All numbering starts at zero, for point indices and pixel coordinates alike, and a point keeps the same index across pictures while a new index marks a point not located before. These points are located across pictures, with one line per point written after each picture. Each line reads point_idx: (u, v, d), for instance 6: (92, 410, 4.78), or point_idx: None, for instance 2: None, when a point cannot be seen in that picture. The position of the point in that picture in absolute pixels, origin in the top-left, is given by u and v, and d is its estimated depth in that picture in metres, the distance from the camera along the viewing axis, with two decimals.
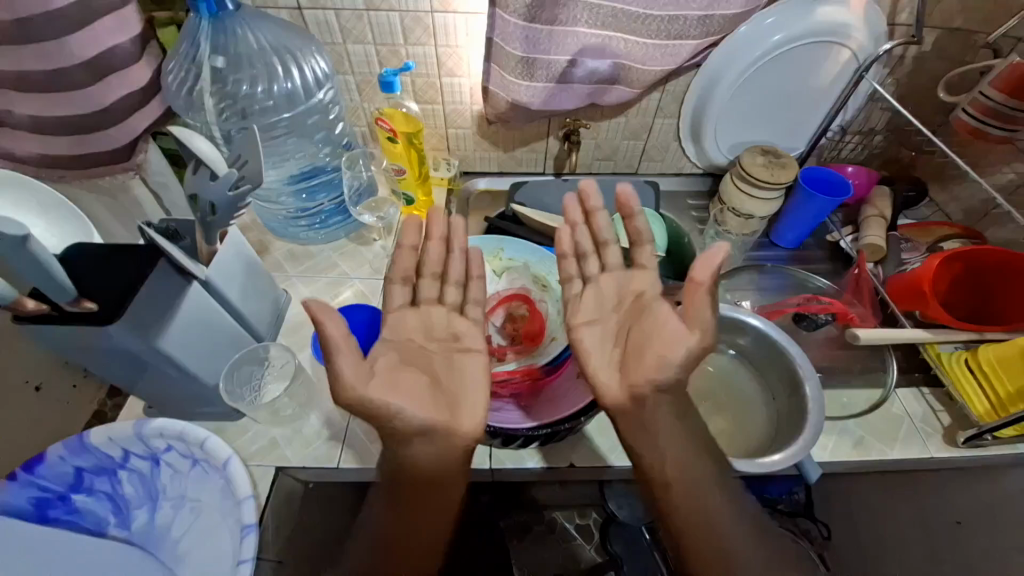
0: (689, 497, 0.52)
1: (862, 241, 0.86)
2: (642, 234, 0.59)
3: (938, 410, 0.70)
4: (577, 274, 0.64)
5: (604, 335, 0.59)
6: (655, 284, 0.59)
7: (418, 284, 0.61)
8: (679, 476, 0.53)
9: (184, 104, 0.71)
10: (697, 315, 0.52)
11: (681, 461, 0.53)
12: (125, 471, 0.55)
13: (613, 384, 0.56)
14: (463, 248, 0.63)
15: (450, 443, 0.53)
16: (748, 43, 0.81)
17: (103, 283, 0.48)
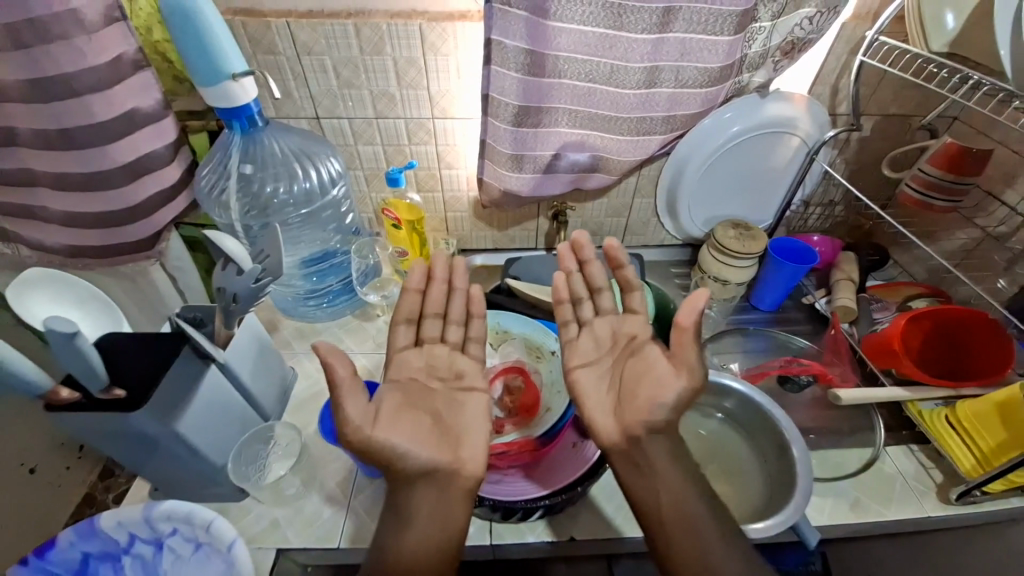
0: (689, 549, 0.51)
1: (835, 303, 0.92)
2: (631, 282, 0.64)
3: (929, 467, 0.72)
4: (573, 318, 0.69)
5: (600, 376, 0.64)
6: (645, 327, 0.63)
7: (421, 323, 0.65)
8: (677, 526, 0.53)
9: (212, 203, 0.78)
10: (685, 356, 0.55)
11: (690, 529, 0.53)
12: (128, 557, 0.56)
13: (609, 424, 0.60)
14: (463, 286, 0.67)
15: (452, 492, 0.54)
16: (709, 135, 0.92)
17: (132, 371, 0.52)
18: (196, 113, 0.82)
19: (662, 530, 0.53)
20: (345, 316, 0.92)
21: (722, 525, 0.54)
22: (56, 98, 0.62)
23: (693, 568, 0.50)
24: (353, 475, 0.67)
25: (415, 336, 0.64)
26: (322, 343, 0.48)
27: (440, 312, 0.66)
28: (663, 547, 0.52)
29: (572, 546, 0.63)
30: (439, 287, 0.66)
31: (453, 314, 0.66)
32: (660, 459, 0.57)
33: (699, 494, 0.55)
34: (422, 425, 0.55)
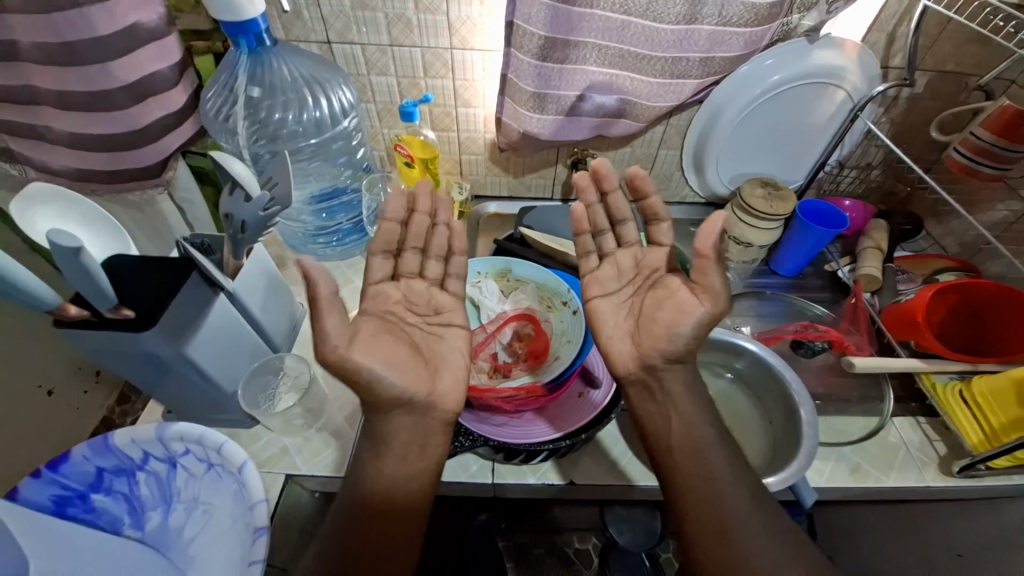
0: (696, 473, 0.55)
1: (859, 271, 0.88)
2: (658, 213, 0.59)
3: (934, 439, 0.72)
4: (595, 249, 0.66)
5: (618, 307, 0.63)
6: (669, 257, 0.61)
7: (400, 257, 0.62)
8: (684, 455, 0.56)
9: (219, 128, 0.75)
10: (708, 284, 0.54)
11: (690, 478, 0.55)
12: (142, 472, 0.57)
13: (625, 350, 0.60)
14: (448, 223, 0.65)
15: (429, 421, 0.56)
16: (748, 82, 0.86)
17: (140, 292, 0.51)
18: (201, 32, 0.76)
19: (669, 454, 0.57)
20: (355, 255, 0.90)
21: (726, 479, 0.54)
22: (56, 8, 0.57)
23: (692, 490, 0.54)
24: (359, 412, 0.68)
25: (392, 269, 0.61)
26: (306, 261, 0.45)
27: (418, 254, 0.63)
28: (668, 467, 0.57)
29: (572, 489, 0.65)
30: (421, 220, 0.63)
31: (434, 249, 0.64)
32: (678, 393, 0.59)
33: (702, 448, 0.56)
34: (398, 353, 0.54)
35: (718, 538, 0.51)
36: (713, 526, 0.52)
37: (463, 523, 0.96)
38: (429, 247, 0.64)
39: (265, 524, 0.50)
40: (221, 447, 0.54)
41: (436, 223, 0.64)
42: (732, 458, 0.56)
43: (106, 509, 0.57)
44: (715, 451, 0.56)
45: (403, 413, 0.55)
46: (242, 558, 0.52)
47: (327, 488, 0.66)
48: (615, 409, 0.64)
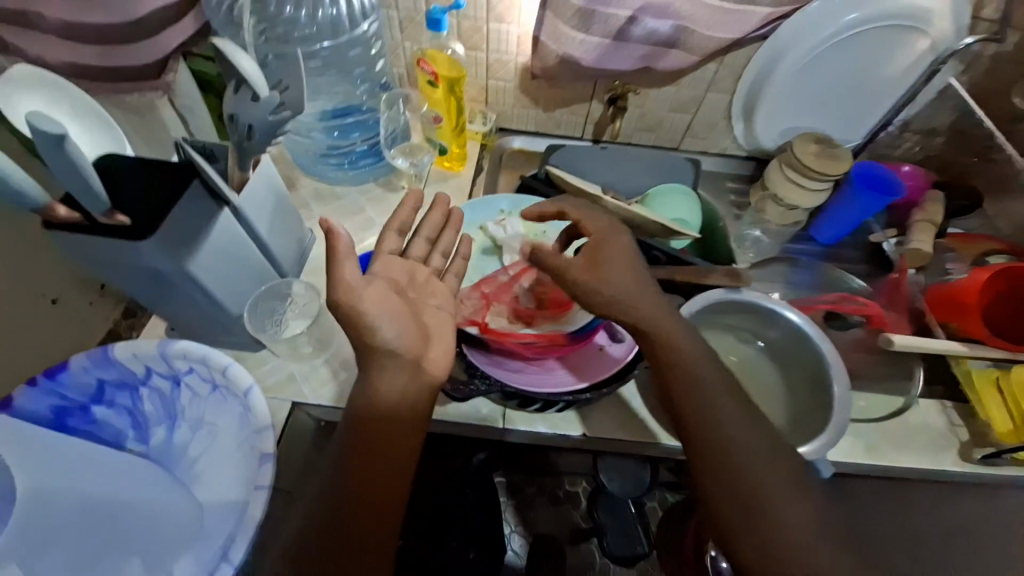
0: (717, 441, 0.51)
1: (906, 246, 0.82)
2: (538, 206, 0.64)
3: (956, 425, 0.69)
4: None
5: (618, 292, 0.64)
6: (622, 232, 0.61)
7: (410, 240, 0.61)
8: (702, 422, 0.52)
9: (225, 22, 0.68)
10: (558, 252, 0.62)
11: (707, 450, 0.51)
12: (146, 388, 0.55)
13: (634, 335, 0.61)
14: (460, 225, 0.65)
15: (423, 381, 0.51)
16: (821, 19, 0.75)
17: (135, 195, 0.46)
18: None
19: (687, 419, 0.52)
20: (369, 184, 0.82)
21: (745, 452, 0.50)
22: None
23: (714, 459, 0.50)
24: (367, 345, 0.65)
25: (402, 246, 0.60)
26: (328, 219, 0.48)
27: (425, 243, 0.62)
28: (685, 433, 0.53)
29: (581, 440, 0.63)
30: (438, 216, 0.63)
31: (441, 244, 0.63)
32: (692, 357, 0.54)
33: (719, 420, 0.52)
34: None
35: (742, 503, 0.48)
36: (736, 492, 0.49)
37: (463, 460, 0.97)
38: (436, 241, 0.63)
39: (272, 451, 0.49)
40: (227, 370, 0.52)
41: (446, 220, 0.64)
42: (752, 422, 0.52)
43: (108, 422, 0.56)
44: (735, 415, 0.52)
45: (395, 369, 0.50)
46: (248, 479, 0.51)
47: (333, 418, 0.65)
48: (638, 366, 0.61)
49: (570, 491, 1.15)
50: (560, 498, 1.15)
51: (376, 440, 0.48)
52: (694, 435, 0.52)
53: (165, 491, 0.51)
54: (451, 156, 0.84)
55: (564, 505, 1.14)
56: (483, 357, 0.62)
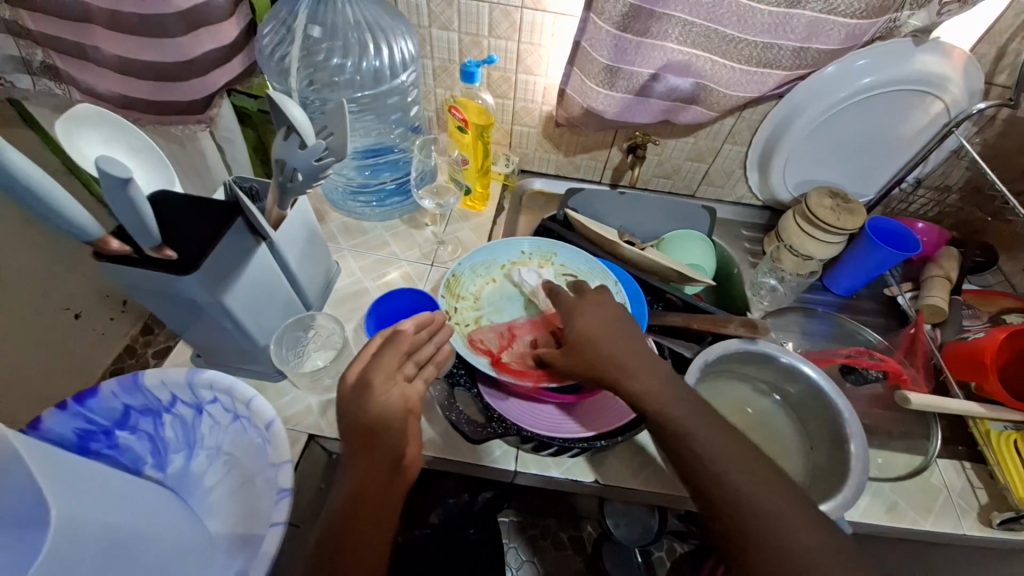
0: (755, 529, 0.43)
1: (922, 301, 0.82)
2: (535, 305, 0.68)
3: (977, 487, 0.67)
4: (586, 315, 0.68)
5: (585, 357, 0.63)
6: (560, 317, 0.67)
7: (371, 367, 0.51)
8: (717, 492, 0.45)
9: (273, 67, 0.72)
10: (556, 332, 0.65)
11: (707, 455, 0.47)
12: (168, 415, 0.56)
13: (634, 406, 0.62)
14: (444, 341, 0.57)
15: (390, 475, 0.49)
16: (835, 82, 0.79)
17: (185, 232, 0.48)
18: None
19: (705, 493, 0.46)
20: (393, 218, 0.86)
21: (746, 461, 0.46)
22: None
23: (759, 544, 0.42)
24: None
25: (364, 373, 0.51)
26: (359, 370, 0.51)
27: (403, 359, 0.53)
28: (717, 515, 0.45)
29: (594, 487, 0.62)
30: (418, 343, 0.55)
31: (419, 354, 0.54)
32: (688, 407, 0.50)
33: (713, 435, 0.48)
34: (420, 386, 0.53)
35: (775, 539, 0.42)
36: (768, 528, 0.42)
37: (467, 499, 0.95)
38: (414, 352, 0.54)
39: (289, 486, 0.49)
40: (250, 401, 0.53)
41: (429, 337, 0.56)
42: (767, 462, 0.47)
43: (129, 447, 0.56)
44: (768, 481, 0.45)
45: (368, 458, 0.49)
46: (262, 513, 0.51)
47: None
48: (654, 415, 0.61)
49: (574, 536, 1.13)
50: (564, 542, 1.13)
51: (361, 505, 0.47)
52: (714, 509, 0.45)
53: (178, 522, 0.51)
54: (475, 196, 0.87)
55: (567, 550, 1.12)
56: (507, 399, 0.62)
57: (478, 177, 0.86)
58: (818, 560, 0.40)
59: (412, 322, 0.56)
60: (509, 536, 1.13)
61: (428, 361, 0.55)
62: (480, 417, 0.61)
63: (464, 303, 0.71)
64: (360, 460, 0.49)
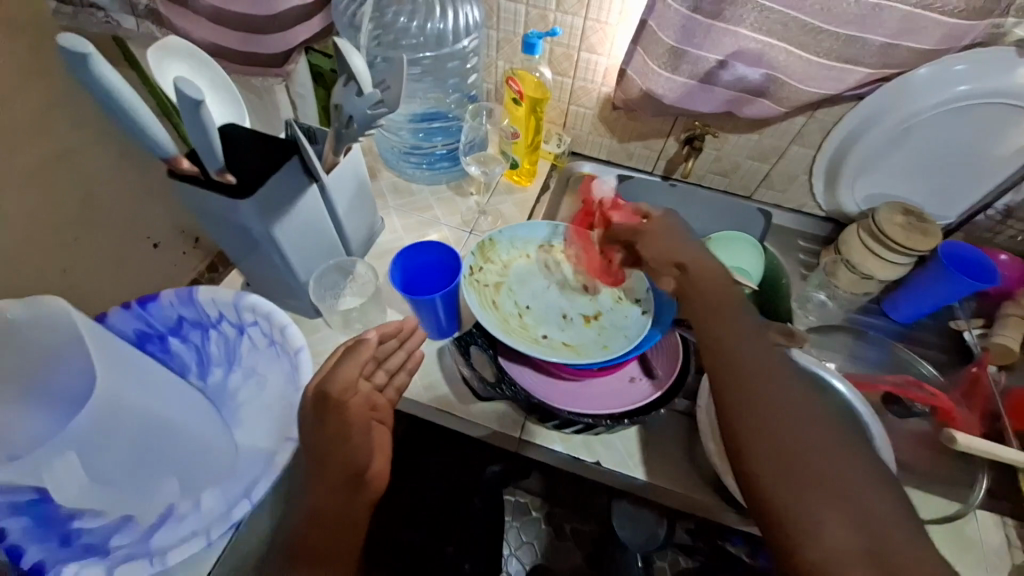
0: (833, 533, 0.39)
1: (991, 339, 0.74)
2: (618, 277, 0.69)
3: (1016, 547, 0.60)
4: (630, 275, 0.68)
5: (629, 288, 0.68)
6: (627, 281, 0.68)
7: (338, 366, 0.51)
8: (789, 449, 0.42)
9: (347, 25, 0.76)
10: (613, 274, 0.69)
11: (776, 402, 0.45)
12: (214, 331, 0.62)
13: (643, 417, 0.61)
14: (413, 347, 0.59)
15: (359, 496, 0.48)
16: (924, 88, 0.72)
17: (247, 162, 0.52)
18: None
19: (775, 494, 0.41)
20: (441, 182, 0.88)
21: (821, 406, 0.45)
22: None
23: (811, 489, 0.40)
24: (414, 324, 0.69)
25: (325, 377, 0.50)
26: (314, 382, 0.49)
27: (372, 362, 0.55)
28: (780, 478, 0.42)
29: (595, 470, 0.62)
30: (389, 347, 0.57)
31: (388, 361, 0.57)
32: (753, 358, 0.48)
33: (786, 378, 0.46)
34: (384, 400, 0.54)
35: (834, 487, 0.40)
36: (832, 481, 0.40)
37: (476, 469, 0.97)
38: (382, 358, 0.57)
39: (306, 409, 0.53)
40: (284, 328, 0.57)
41: (397, 344, 0.57)
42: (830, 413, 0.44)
43: (178, 354, 0.62)
44: (841, 446, 0.42)
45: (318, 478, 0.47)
46: (279, 433, 0.56)
47: None
48: (665, 407, 0.59)
49: (576, 529, 1.13)
50: (565, 533, 1.13)
51: (320, 526, 0.46)
52: (775, 465, 0.42)
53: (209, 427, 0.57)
54: (521, 171, 0.88)
55: (568, 541, 1.13)
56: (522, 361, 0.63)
57: (527, 153, 0.86)
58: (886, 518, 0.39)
59: (376, 330, 0.55)
60: (512, 515, 1.15)
61: (399, 369, 0.58)
62: (488, 378, 0.62)
63: (490, 267, 0.68)
64: (317, 483, 0.47)
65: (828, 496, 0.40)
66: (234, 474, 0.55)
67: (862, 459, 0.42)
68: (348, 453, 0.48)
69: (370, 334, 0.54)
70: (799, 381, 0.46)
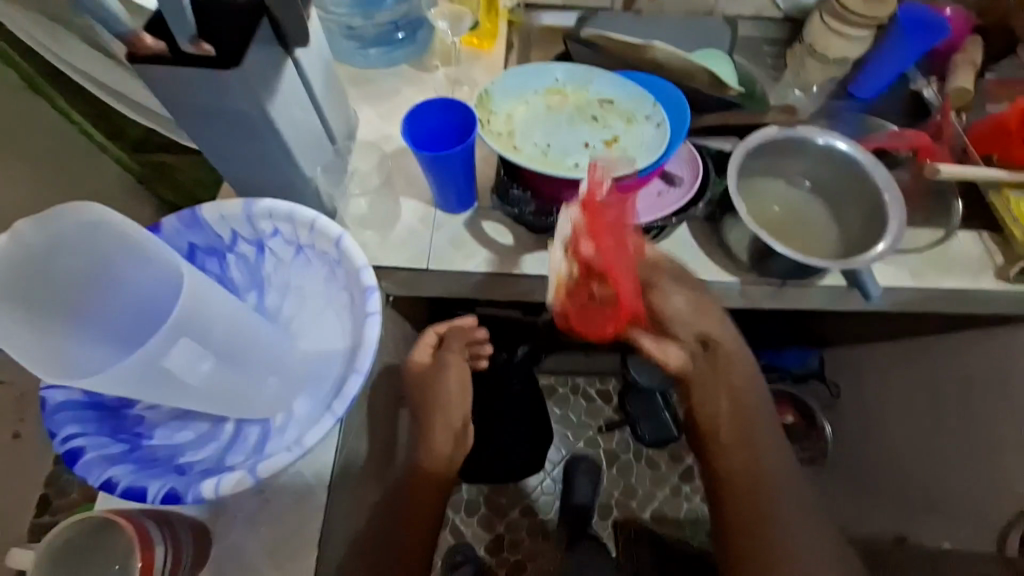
0: (794, 560, 0.56)
1: (949, 87, 0.81)
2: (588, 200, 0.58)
3: (994, 252, 0.72)
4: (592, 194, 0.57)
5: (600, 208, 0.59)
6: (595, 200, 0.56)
7: (434, 349, 0.68)
8: (746, 488, 0.59)
9: None
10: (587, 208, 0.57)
11: (741, 459, 0.60)
12: (232, 255, 0.57)
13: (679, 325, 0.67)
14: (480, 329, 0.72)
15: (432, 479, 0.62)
16: None
17: (216, 26, 0.45)
18: None
19: (741, 534, 0.57)
20: (402, 63, 0.80)
21: (780, 459, 0.60)
22: None
23: (756, 553, 0.56)
24: (431, 203, 0.67)
25: (429, 348, 0.68)
26: (416, 358, 0.67)
27: (465, 346, 0.70)
28: (732, 524, 0.58)
29: (646, 287, 0.65)
30: (458, 335, 0.70)
31: (477, 343, 0.72)
32: (727, 439, 0.61)
33: (757, 411, 0.62)
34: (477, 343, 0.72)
35: (775, 552, 0.56)
36: (774, 554, 0.56)
37: (506, 356, 1.08)
38: (473, 343, 0.72)
39: (373, 284, 0.54)
40: (314, 223, 0.55)
41: (467, 342, 0.71)
42: (786, 464, 0.60)
43: None
44: (794, 510, 0.58)
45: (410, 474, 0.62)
46: (345, 327, 0.56)
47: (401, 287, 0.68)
48: (699, 202, 0.63)
49: (601, 390, 1.27)
50: (592, 396, 1.27)
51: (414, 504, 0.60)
52: (731, 510, 0.59)
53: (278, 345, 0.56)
54: (482, 32, 0.81)
55: (596, 402, 1.27)
56: (563, 191, 0.62)
57: (486, 11, 0.81)
58: (803, 546, 0.56)
59: (457, 325, 0.71)
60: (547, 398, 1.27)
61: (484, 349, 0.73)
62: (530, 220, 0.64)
63: (494, 120, 0.64)
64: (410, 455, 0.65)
65: (762, 512, 0.57)
66: (320, 378, 0.54)
67: (798, 492, 0.59)
68: (435, 437, 0.63)
69: (455, 327, 0.71)
70: (781, 462, 0.60)
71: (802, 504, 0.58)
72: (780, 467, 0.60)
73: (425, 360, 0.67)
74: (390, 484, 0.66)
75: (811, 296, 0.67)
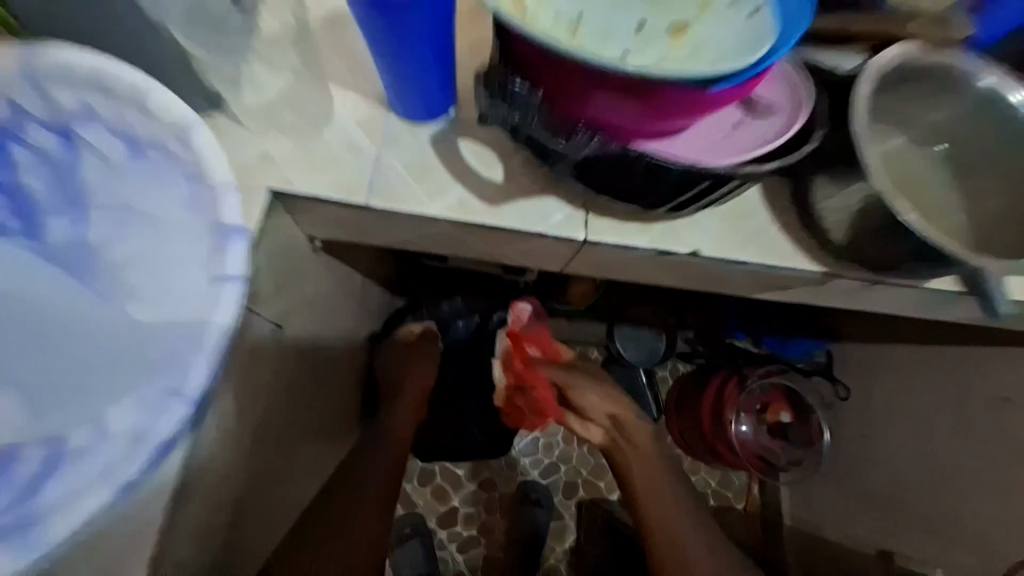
0: (690, 545, 0.65)
1: None
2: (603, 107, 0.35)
3: None
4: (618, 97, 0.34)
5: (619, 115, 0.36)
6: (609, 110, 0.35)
7: (413, 333, 0.82)
8: (652, 510, 0.68)
9: None
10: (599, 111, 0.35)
11: (655, 492, 0.68)
12: (18, 149, 0.33)
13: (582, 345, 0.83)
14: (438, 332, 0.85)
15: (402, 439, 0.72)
16: None
17: None
18: None
19: (653, 524, 0.67)
20: None
21: (675, 472, 0.71)
22: None
23: (665, 545, 0.66)
24: (383, 104, 0.43)
25: (400, 338, 0.81)
26: (390, 342, 0.81)
27: (423, 363, 0.79)
28: (652, 520, 0.67)
29: (690, 263, 0.46)
30: (424, 343, 0.82)
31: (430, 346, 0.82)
32: (643, 497, 0.69)
33: (672, 477, 0.70)
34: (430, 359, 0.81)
35: (669, 543, 0.66)
36: (670, 545, 0.66)
37: (477, 320, 0.88)
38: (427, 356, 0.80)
39: (242, 224, 0.32)
40: (146, 100, 0.31)
41: (426, 354, 0.80)
42: (685, 495, 0.69)
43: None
44: (692, 523, 0.67)
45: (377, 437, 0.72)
46: (195, 290, 0.33)
47: (336, 228, 0.46)
48: (818, 138, 0.38)
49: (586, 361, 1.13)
50: None
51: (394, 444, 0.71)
52: (652, 529, 0.67)
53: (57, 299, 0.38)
54: None
55: None
56: (618, 105, 0.35)
57: None
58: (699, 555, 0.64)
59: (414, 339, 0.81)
60: None
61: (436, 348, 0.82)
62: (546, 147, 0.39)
63: None
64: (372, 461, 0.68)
65: (664, 518, 0.67)
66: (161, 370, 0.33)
67: (695, 511, 0.68)
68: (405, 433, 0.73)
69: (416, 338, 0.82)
70: (677, 483, 0.70)
71: (703, 528, 0.67)
72: (677, 484, 0.70)
73: (394, 349, 0.80)
74: (354, 452, 0.71)
75: (910, 295, 0.50)
